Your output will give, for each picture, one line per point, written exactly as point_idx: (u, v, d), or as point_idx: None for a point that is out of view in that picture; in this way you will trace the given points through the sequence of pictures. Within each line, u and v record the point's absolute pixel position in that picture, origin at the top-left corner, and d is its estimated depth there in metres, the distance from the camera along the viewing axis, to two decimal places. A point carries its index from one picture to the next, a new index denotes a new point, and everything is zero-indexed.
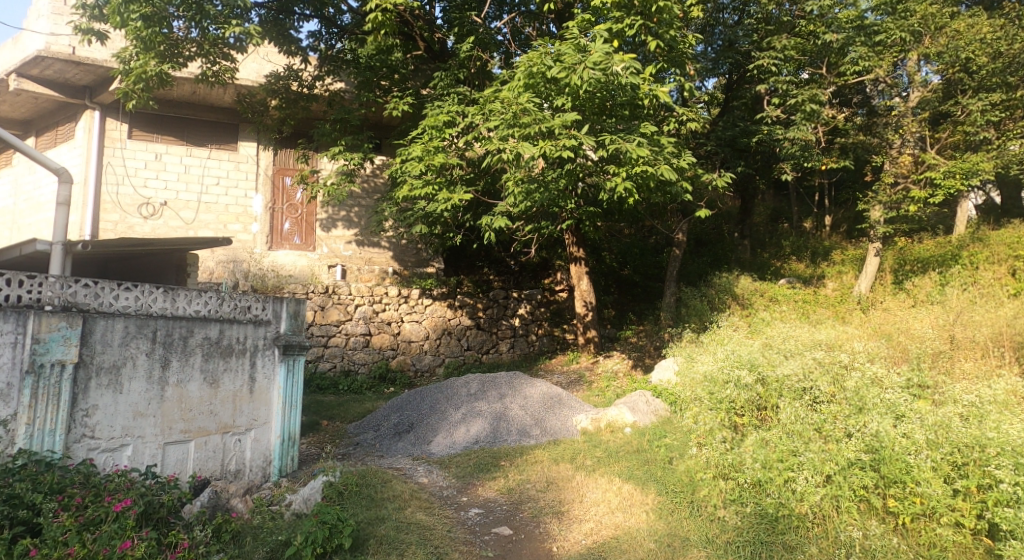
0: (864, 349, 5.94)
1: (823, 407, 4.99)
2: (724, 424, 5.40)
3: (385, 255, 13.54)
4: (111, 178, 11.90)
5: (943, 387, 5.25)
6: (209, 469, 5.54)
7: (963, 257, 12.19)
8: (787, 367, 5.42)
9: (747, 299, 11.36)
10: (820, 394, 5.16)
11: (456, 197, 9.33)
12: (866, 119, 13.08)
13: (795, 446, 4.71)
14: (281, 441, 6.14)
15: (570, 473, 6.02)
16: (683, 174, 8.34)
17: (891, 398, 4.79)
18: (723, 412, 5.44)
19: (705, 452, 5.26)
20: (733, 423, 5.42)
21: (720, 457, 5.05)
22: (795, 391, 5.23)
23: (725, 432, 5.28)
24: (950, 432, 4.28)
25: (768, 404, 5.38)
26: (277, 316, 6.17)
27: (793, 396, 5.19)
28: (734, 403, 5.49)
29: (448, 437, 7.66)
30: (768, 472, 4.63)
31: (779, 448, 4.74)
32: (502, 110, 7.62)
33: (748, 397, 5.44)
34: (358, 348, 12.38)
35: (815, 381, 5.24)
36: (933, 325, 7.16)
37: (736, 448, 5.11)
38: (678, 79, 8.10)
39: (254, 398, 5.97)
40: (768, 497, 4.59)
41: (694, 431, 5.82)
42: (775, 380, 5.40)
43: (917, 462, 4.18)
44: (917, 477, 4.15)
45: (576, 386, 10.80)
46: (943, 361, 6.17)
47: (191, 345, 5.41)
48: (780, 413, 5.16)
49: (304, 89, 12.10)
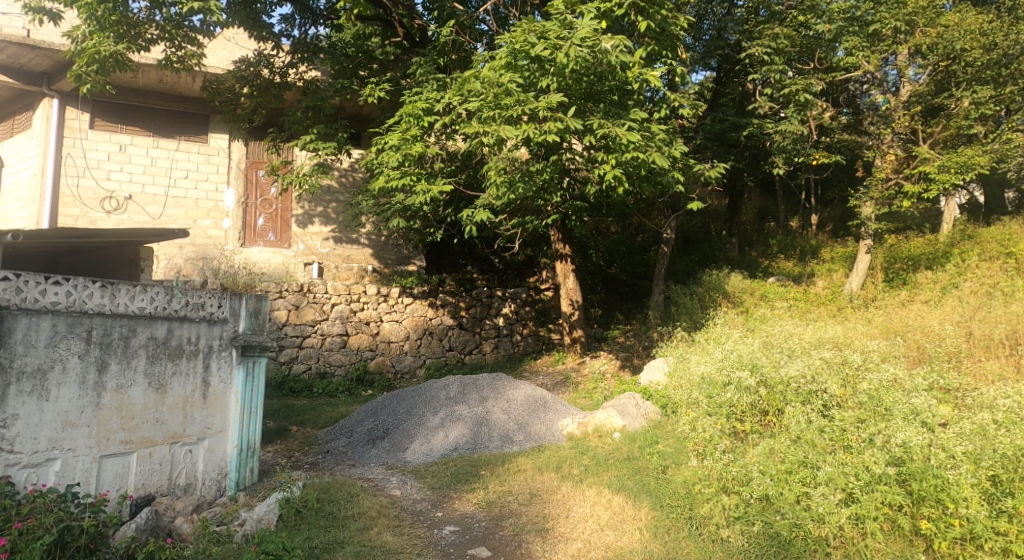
0: (876, 349, 5.49)
1: (835, 414, 4.56)
2: (726, 432, 4.95)
3: (364, 252, 12.96)
4: (71, 170, 11.30)
5: (967, 390, 4.85)
6: (154, 483, 5.00)
7: (957, 254, 11.90)
8: (795, 367, 4.99)
9: (738, 297, 10.94)
10: (830, 398, 4.73)
11: (435, 189, 8.81)
12: (852, 118, 12.72)
13: (805, 457, 4.28)
14: (239, 451, 5.60)
15: (556, 483, 5.55)
16: (675, 164, 7.87)
17: (916, 403, 4.35)
18: (724, 418, 4.98)
19: (706, 463, 4.79)
20: (733, 429, 4.98)
21: (722, 469, 4.59)
22: (805, 395, 4.79)
23: (727, 441, 4.82)
24: (995, 441, 3.90)
25: (773, 408, 4.94)
26: (236, 314, 5.66)
27: (801, 401, 4.78)
28: (735, 406, 5.06)
29: (425, 444, 7.14)
30: (780, 487, 4.19)
31: (788, 457, 4.33)
32: (482, 91, 7.08)
33: (749, 401, 5.00)
34: (334, 348, 11.83)
35: (825, 384, 4.82)
36: (948, 322, 6.80)
37: (739, 458, 4.66)
38: (669, 63, 7.62)
39: (208, 404, 5.43)
40: (778, 516, 4.14)
41: (693, 438, 5.39)
42: (781, 382, 4.96)
43: (956, 479, 3.75)
44: (956, 496, 3.71)
45: (562, 387, 10.33)
46: (962, 361, 5.79)
47: (133, 345, 4.89)
48: (788, 419, 4.72)
49: (277, 77, 11.44)
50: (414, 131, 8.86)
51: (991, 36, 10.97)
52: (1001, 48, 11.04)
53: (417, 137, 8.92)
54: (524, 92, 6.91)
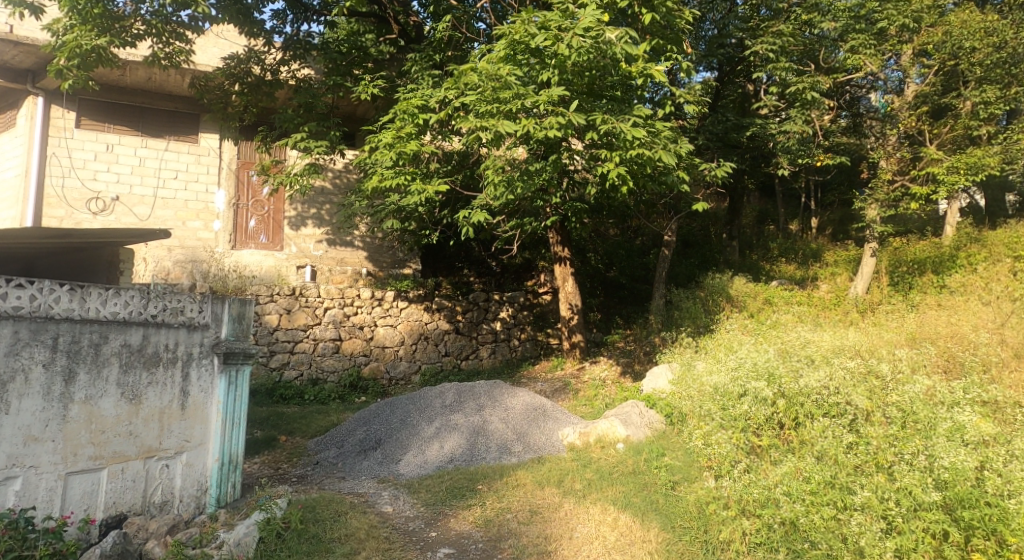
0: (899, 364, 5.07)
1: (863, 430, 4.33)
2: (743, 448, 4.68)
3: (358, 255, 12.63)
4: (56, 170, 10.94)
5: (1009, 409, 4.59)
6: (126, 501, 4.68)
7: (963, 258, 11.66)
8: (813, 378, 4.77)
9: (742, 301, 10.63)
10: (857, 412, 4.48)
11: (430, 189, 8.48)
12: (855, 119, 12.50)
13: (831, 477, 4.02)
14: (220, 465, 5.25)
15: (557, 500, 5.25)
16: (680, 163, 7.54)
17: (963, 420, 4.11)
18: (740, 433, 4.73)
19: (724, 485, 4.50)
20: (749, 444, 4.71)
21: (740, 491, 4.34)
22: (825, 410, 4.58)
23: (746, 460, 4.58)
24: None
25: (792, 421, 4.70)
26: (217, 319, 5.33)
27: (822, 413, 4.58)
28: (751, 419, 4.81)
29: (419, 455, 6.80)
30: (810, 514, 3.90)
31: (813, 475, 4.08)
32: (478, 84, 6.74)
33: (766, 413, 4.76)
34: (327, 354, 11.48)
35: (852, 395, 4.58)
36: (979, 329, 6.53)
37: (760, 478, 4.38)
38: (673, 58, 7.26)
39: (187, 416, 5.09)
40: (809, 545, 3.87)
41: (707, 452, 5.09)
42: (799, 393, 4.73)
43: (1015, 509, 3.50)
44: (1017, 528, 3.43)
45: (561, 394, 10.00)
46: (997, 372, 5.50)
47: (105, 353, 4.58)
48: (810, 434, 4.48)
49: (268, 74, 11.01)
50: (408, 129, 8.46)
51: (1000, 34, 10.60)
52: (1010, 46, 10.56)
53: (412, 135, 8.57)
54: (523, 85, 6.58)
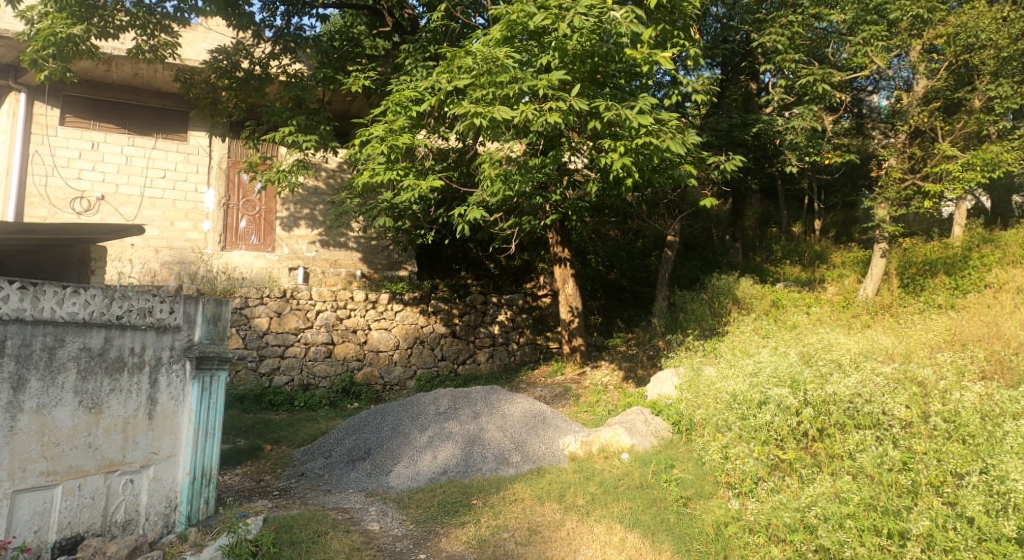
0: (930, 380, 4.60)
1: (905, 444, 4.09)
2: (768, 466, 4.44)
3: (352, 256, 12.26)
4: (39, 169, 10.53)
5: None
6: (83, 521, 4.28)
7: (976, 259, 11.25)
8: (842, 383, 4.55)
9: (749, 302, 10.21)
10: (896, 424, 4.26)
11: (424, 184, 8.06)
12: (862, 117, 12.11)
13: (873, 499, 3.79)
14: (191, 480, 4.83)
15: (558, 517, 4.85)
16: (687, 156, 7.12)
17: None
18: (763, 447, 4.49)
19: (749, 505, 4.30)
20: (773, 462, 4.46)
21: (768, 515, 4.07)
22: (854, 422, 4.36)
23: (774, 478, 4.35)
24: None
25: (818, 432, 4.45)
26: (190, 321, 4.91)
27: (855, 425, 4.34)
28: (775, 430, 4.57)
29: (411, 466, 6.36)
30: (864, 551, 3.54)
31: (853, 492, 3.86)
32: (473, 67, 6.32)
33: (791, 424, 4.51)
34: (319, 359, 11.03)
35: (892, 403, 4.35)
36: (1012, 332, 6.10)
37: (792, 497, 4.13)
38: (681, 44, 6.80)
39: (156, 426, 4.68)
40: None
41: (727, 466, 4.67)
42: (827, 398, 4.53)
43: None
44: None
45: (562, 400, 9.57)
46: None
47: (60, 358, 4.19)
48: (841, 448, 4.26)
49: (257, 68, 10.50)
50: (402, 121, 8.05)
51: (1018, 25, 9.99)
52: None
53: (405, 129, 8.14)
54: (521, 69, 6.21)
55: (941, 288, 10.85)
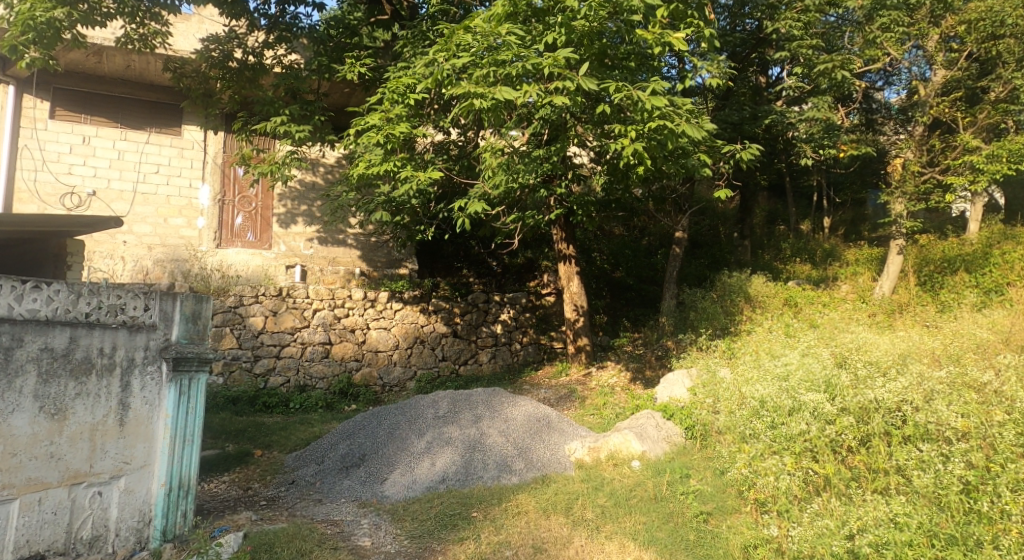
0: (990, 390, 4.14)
1: (964, 456, 3.71)
2: (802, 483, 4.10)
3: (351, 254, 11.88)
4: (28, 164, 10.17)
5: None
6: (44, 538, 3.93)
7: (997, 255, 10.77)
8: (884, 389, 4.26)
9: (762, 301, 9.78)
10: (955, 431, 3.87)
11: (422, 176, 7.65)
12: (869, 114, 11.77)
13: (932, 525, 3.50)
14: (167, 491, 4.43)
15: (566, 532, 4.47)
16: (701, 145, 6.73)
17: None
18: (796, 460, 4.18)
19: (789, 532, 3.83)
20: (807, 479, 4.13)
21: (813, 542, 3.66)
22: (901, 434, 4.05)
23: (819, 503, 3.92)
24: None
25: (858, 443, 4.13)
26: (168, 319, 4.52)
27: (904, 438, 4.03)
28: (811, 441, 4.23)
29: (407, 474, 5.96)
30: None
31: (912, 518, 3.54)
32: (474, 46, 5.93)
33: (829, 434, 4.17)
34: (316, 359, 10.63)
35: (946, 412, 3.95)
36: None
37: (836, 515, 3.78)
38: (695, 24, 6.35)
39: (128, 433, 4.29)
40: None
41: (757, 482, 4.26)
42: (868, 405, 4.22)
43: None
44: None
45: (566, 402, 9.15)
46: None
47: (18, 360, 3.83)
48: (886, 461, 3.98)
49: (251, 58, 9.99)
50: (399, 110, 7.68)
51: None
52: None
53: (402, 118, 7.77)
54: (526, 47, 5.81)
55: (961, 286, 10.39)
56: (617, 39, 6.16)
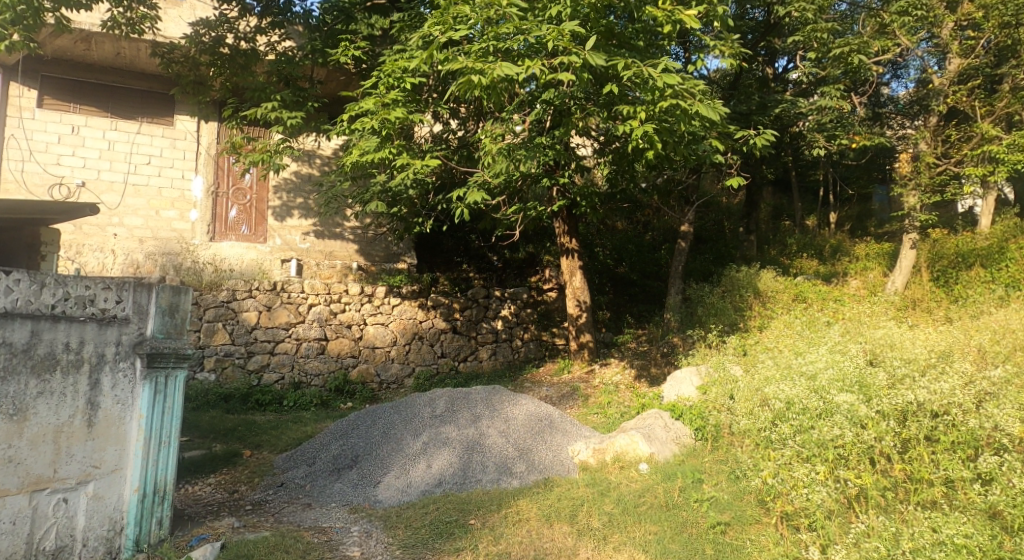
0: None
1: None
2: (837, 495, 3.75)
3: (347, 248, 11.53)
4: (14, 154, 9.82)
5: None
6: (1, 550, 3.58)
7: (1014, 250, 10.40)
8: (926, 389, 4.05)
9: (771, 296, 9.42)
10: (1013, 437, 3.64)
11: (420, 164, 7.29)
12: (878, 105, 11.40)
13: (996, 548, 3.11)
14: (141, 497, 4.11)
15: (570, 543, 4.15)
16: (712, 129, 6.42)
17: None
18: (828, 469, 3.84)
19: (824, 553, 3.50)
20: (842, 489, 3.81)
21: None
22: (947, 440, 3.83)
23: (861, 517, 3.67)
24: None
25: (900, 456, 3.91)
26: (142, 312, 4.19)
27: (952, 447, 3.81)
28: (844, 447, 3.93)
29: (402, 477, 5.64)
30: None
31: (973, 541, 3.15)
32: (474, 23, 5.55)
33: (866, 439, 3.89)
34: (311, 355, 10.30)
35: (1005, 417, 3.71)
36: None
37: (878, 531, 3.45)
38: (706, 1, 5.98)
39: (97, 435, 3.96)
40: None
41: (784, 493, 3.92)
42: (909, 407, 4.01)
43: None
44: None
45: (569, 401, 8.82)
46: None
47: None
48: (931, 472, 3.72)
49: (242, 44, 9.62)
50: (395, 94, 7.31)
51: None
52: None
53: (398, 103, 7.41)
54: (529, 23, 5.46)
55: (977, 282, 10.02)
56: (624, 20, 5.93)
